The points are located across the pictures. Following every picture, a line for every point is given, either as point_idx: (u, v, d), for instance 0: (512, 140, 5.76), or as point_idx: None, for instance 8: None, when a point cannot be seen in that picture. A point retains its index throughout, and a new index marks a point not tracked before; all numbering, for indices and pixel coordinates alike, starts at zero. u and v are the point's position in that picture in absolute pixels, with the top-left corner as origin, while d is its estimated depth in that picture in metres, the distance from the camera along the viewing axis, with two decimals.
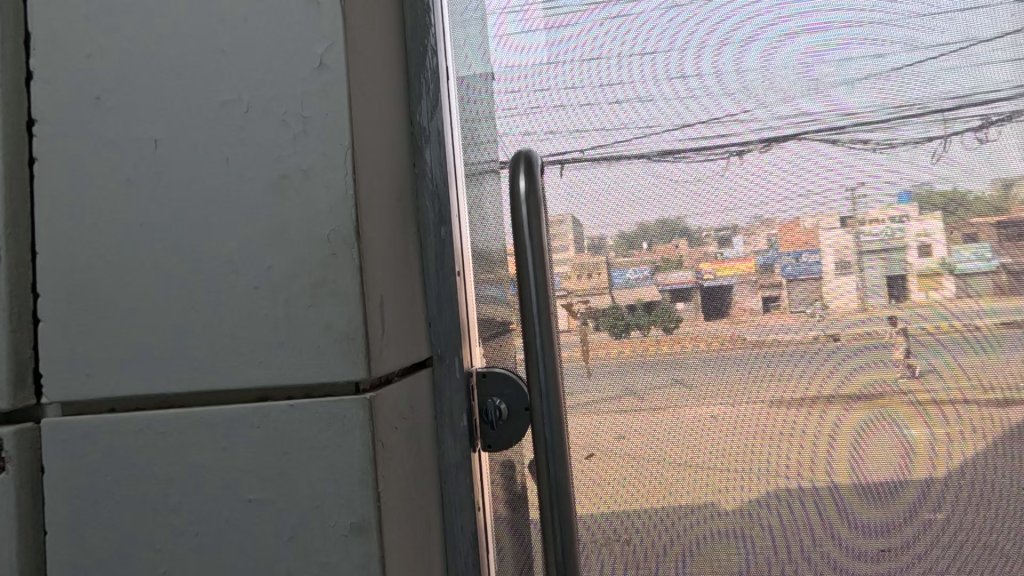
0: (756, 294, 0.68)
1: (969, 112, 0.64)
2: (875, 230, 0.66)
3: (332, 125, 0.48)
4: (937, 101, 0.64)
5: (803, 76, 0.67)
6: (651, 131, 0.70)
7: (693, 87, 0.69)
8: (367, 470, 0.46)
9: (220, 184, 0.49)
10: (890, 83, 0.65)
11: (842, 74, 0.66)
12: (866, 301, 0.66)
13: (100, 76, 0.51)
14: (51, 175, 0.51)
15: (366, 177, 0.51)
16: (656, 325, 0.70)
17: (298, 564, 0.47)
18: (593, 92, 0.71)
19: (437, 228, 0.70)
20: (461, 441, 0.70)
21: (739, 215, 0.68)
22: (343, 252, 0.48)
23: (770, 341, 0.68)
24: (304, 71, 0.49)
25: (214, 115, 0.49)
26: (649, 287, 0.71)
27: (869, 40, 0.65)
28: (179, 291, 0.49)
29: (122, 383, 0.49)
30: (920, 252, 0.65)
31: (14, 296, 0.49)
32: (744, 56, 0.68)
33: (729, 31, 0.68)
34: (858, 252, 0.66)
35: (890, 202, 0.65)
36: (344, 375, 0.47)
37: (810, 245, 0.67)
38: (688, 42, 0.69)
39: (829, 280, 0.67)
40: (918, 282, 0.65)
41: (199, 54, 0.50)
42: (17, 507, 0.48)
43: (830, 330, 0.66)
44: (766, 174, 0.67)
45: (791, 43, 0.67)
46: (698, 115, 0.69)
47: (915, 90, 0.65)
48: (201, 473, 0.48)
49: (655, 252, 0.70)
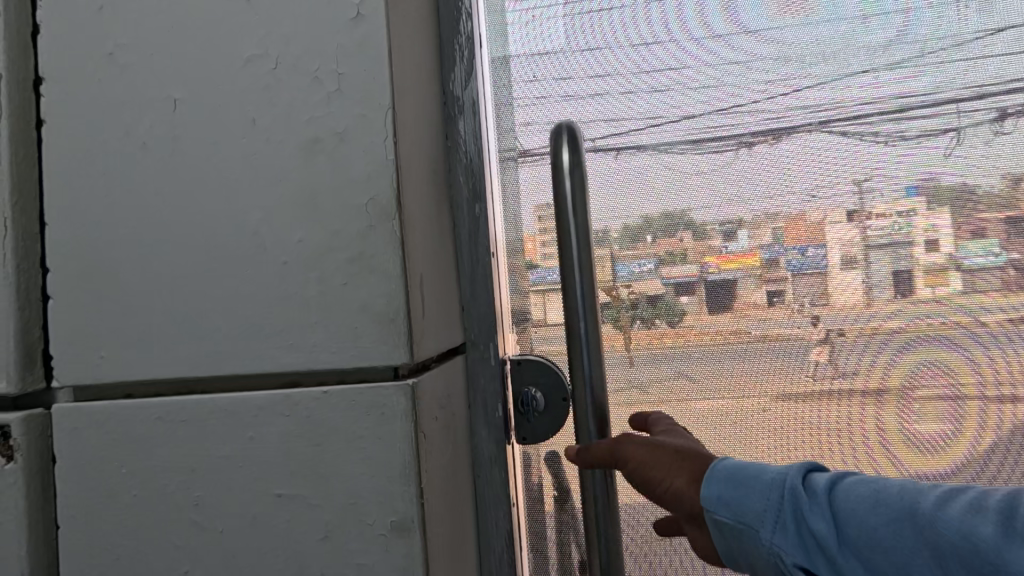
0: (760, 288, 0.65)
1: (981, 104, 0.60)
2: (882, 225, 0.62)
3: (370, 82, 0.43)
4: (955, 91, 0.60)
5: (856, 56, 0.62)
6: (695, 117, 0.66)
7: (737, 69, 0.65)
8: (410, 463, 0.42)
9: (246, 148, 0.44)
10: (926, 68, 0.61)
11: (893, 55, 0.61)
12: (871, 296, 0.62)
13: (115, 27, 0.46)
14: (61, 137, 0.46)
15: (405, 143, 0.46)
16: (659, 318, 0.68)
17: (331, 566, 0.42)
18: (613, 78, 0.67)
19: (471, 206, 0.65)
20: (495, 431, 0.65)
21: (744, 208, 0.65)
22: (381, 224, 0.43)
23: (771, 335, 0.65)
24: (339, 22, 0.44)
25: (241, 71, 0.45)
26: (651, 280, 0.67)
27: (919, 18, 0.61)
28: (201, 267, 0.44)
29: (140, 366, 0.45)
30: (927, 248, 0.61)
31: (21, 270, 0.45)
32: (795, 34, 0.63)
33: (778, 8, 0.64)
34: (865, 246, 0.63)
35: (897, 196, 0.61)
36: (382, 360, 0.43)
37: (815, 240, 0.64)
38: (732, 21, 0.64)
39: (834, 275, 0.63)
40: (924, 277, 0.61)
41: (223, 6, 0.45)
42: (28, 499, 0.44)
43: (835, 327, 0.64)
44: (808, 154, 0.63)
45: (851, 20, 0.62)
46: (748, 101, 0.65)
47: (952, 77, 0.60)
48: (226, 465, 0.44)
49: (659, 245, 0.67)
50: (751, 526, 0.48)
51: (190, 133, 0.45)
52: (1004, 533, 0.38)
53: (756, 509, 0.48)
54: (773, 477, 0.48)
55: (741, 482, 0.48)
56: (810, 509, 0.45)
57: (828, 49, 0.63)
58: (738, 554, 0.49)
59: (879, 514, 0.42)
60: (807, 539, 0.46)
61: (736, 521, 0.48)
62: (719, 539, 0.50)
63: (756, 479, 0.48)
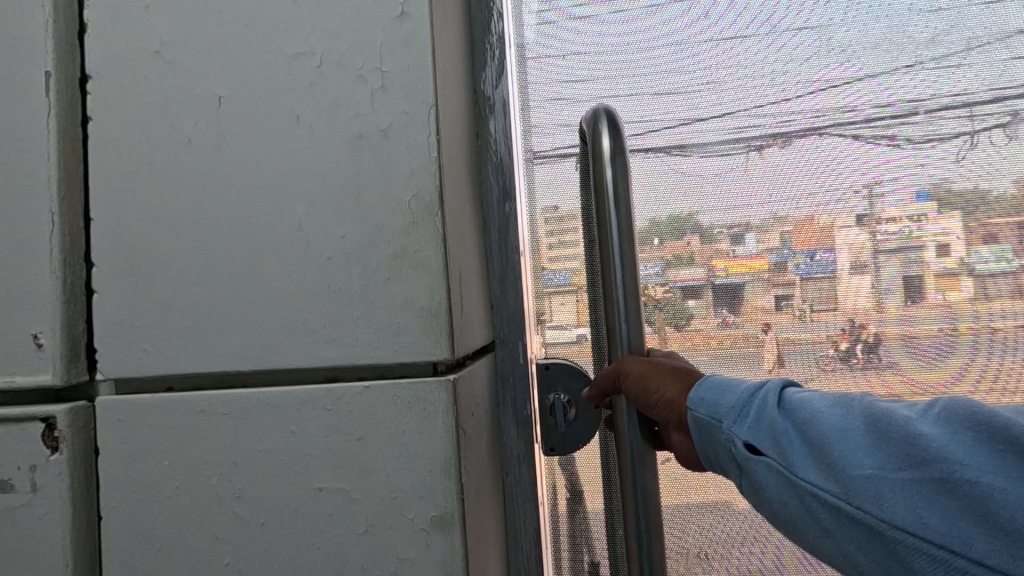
0: (769, 291, 0.70)
1: (998, 107, 0.66)
2: (893, 229, 0.67)
3: (414, 79, 0.44)
4: (970, 94, 0.66)
5: (848, 71, 0.68)
6: (705, 120, 0.71)
7: (743, 78, 0.70)
8: (451, 458, 0.42)
9: (290, 144, 0.45)
10: (927, 74, 0.66)
11: (885, 67, 0.67)
12: (882, 301, 0.68)
13: (162, 25, 0.47)
14: (108, 135, 0.47)
15: (446, 139, 0.46)
16: (667, 322, 0.73)
17: (373, 559, 0.43)
18: (631, 83, 0.73)
19: (502, 205, 0.66)
20: (522, 429, 0.67)
21: (752, 214, 0.70)
22: (425, 220, 0.43)
23: (781, 338, 0.71)
24: (382, 19, 0.44)
25: (286, 68, 0.45)
26: (660, 284, 0.73)
27: (907, 36, 0.67)
28: (244, 261, 0.45)
29: (183, 359, 0.45)
30: (938, 253, 0.66)
31: (68, 264, 0.46)
32: (795, 46, 0.69)
33: (778, 23, 0.70)
34: (874, 252, 0.68)
35: (909, 199, 0.66)
36: (424, 355, 0.43)
37: (824, 244, 0.69)
38: (742, 32, 0.70)
39: (843, 279, 0.68)
40: (936, 281, 0.66)
41: (269, 4, 0.46)
42: (72, 490, 0.45)
43: (843, 331, 0.69)
44: (811, 156, 0.69)
45: (842, 34, 0.68)
46: (757, 105, 0.70)
47: (956, 81, 0.66)
48: (269, 459, 0.44)
49: (666, 249, 0.73)
50: (721, 419, 0.51)
51: (235, 130, 0.46)
52: (943, 426, 0.40)
53: (726, 404, 0.51)
54: (749, 383, 0.51)
55: (722, 386, 0.53)
56: (772, 402, 0.48)
57: (820, 62, 0.69)
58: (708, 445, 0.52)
59: (835, 405, 0.45)
60: (766, 429, 0.48)
61: (711, 419, 0.52)
62: (696, 437, 0.53)
63: (729, 384, 0.53)
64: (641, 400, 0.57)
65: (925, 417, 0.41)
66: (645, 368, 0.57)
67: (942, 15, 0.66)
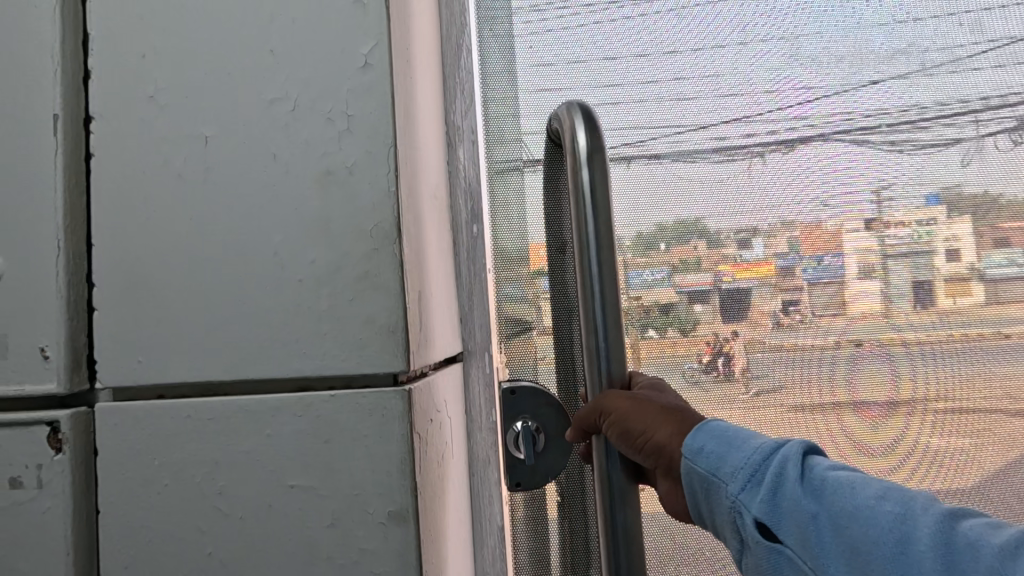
0: (775, 297, 0.91)
1: (964, 119, 0.91)
2: (903, 233, 0.90)
3: (377, 122, 0.49)
4: (936, 103, 0.91)
5: (790, 101, 0.92)
6: (707, 129, 0.93)
7: (724, 100, 0.93)
8: (408, 458, 0.48)
9: (267, 179, 0.50)
10: (891, 93, 0.91)
11: (839, 99, 0.91)
12: (891, 306, 0.90)
13: (154, 73, 0.53)
14: (107, 170, 0.53)
15: (406, 174, 0.52)
16: (672, 325, 0.93)
17: (338, 549, 0.48)
18: (648, 105, 0.94)
19: (469, 226, 0.72)
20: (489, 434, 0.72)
21: (761, 219, 0.91)
22: (385, 247, 0.49)
23: (787, 345, 0.91)
24: (349, 70, 0.50)
25: (263, 112, 0.51)
26: (668, 288, 0.93)
27: (858, 69, 0.91)
28: (226, 283, 0.51)
29: (171, 369, 0.51)
30: (947, 256, 0.91)
31: (72, 284, 0.52)
32: (762, 79, 0.92)
33: (741, 63, 0.92)
34: (884, 258, 0.90)
35: (921, 203, 0.90)
36: (383, 367, 0.48)
37: (833, 249, 0.90)
38: (726, 65, 0.92)
39: (854, 282, 0.90)
40: (943, 286, 0.90)
41: (248, 54, 0.51)
42: (74, 486, 0.50)
43: (856, 338, 0.90)
44: (800, 172, 0.92)
45: (796, 67, 0.92)
46: (741, 115, 0.92)
47: (916, 96, 0.91)
48: (247, 460, 0.49)
49: (672, 254, 0.93)
50: (728, 483, 0.59)
51: (219, 167, 0.51)
52: (1006, 559, 0.42)
53: (735, 467, 0.59)
54: (764, 450, 0.59)
55: (730, 444, 0.61)
56: (791, 480, 0.55)
57: (785, 93, 0.92)
58: (714, 502, 0.61)
59: (874, 502, 0.50)
60: (783, 508, 0.55)
61: (714, 473, 0.60)
62: (704, 493, 0.62)
63: (738, 445, 0.60)
64: (628, 435, 0.66)
65: (994, 544, 0.43)
66: (639, 407, 0.67)
67: (894, 48, 0.91)
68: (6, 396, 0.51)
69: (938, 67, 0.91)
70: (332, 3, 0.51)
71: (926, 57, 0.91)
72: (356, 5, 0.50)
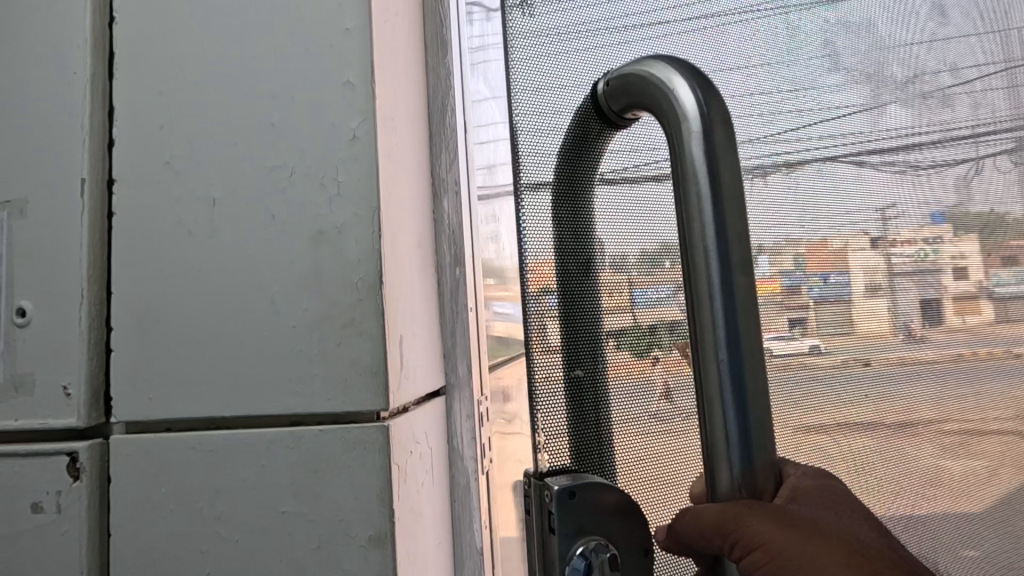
0: (783, 313, 0.86)
1: (955, 144, 1.02)
2: (911, 249, 0.96)
3: (365, 186, 0.56)
4: (930, 129, 0.99)
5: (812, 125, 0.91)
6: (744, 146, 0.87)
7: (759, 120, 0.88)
8: (387, 487, 0.53)
9: (267, 237, 0.57)
10: (898, 117, 0.97)
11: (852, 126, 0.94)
12: (906, 326, 0.94)
13: (170, 142, 0.60)
14: (126, 227, 0.60)
15: (389, 232, 0.59)
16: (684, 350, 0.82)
17: (324, 568, 0.53)
18: None
19: (452, 268, 0.78)
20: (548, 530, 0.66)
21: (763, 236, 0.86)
22: (369, 297, 0.55)
23: (794, 365, 0.87)
24: (339, 141, 0.57)
25: (264, 178, 0.58)
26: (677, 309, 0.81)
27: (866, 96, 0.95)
28: (228, 329, 0.57)
29: (178, 406, 0.57)
30: (951, 278, 0.99)
31: (93, 327, 0.59)
32: (787, 100, 0.90)
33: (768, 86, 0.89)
34: (895, 272, 0.94)
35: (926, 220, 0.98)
36: (365, 405, 0.54)
37: (840, 267, 0.90)
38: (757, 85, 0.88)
39: (869, 299, 0.92)
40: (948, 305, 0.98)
41: (252, 127, 0.59)
42: (89, 510, 0.56)
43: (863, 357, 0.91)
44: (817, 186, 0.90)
45: (820, 91, 0.92)
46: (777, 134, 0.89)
47: (913, 124, 0.98)
48: (244, 487, 0.55)
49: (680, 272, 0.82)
50: None
51: (224, 226, 0.58)
52: None
53: None
54: None
55: None
56: None
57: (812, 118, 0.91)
58: None
59: None
60: None
61: None
62: None
63: None
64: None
65: None
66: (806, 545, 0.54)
67: (896, 79, 0.98)
68: (31, 429, 0.57)
69: (932, 94, 1.01)
70: (326, 83, 0.58)
71: (924, 88, 1.00)
72: (347, 85, 0.58)
